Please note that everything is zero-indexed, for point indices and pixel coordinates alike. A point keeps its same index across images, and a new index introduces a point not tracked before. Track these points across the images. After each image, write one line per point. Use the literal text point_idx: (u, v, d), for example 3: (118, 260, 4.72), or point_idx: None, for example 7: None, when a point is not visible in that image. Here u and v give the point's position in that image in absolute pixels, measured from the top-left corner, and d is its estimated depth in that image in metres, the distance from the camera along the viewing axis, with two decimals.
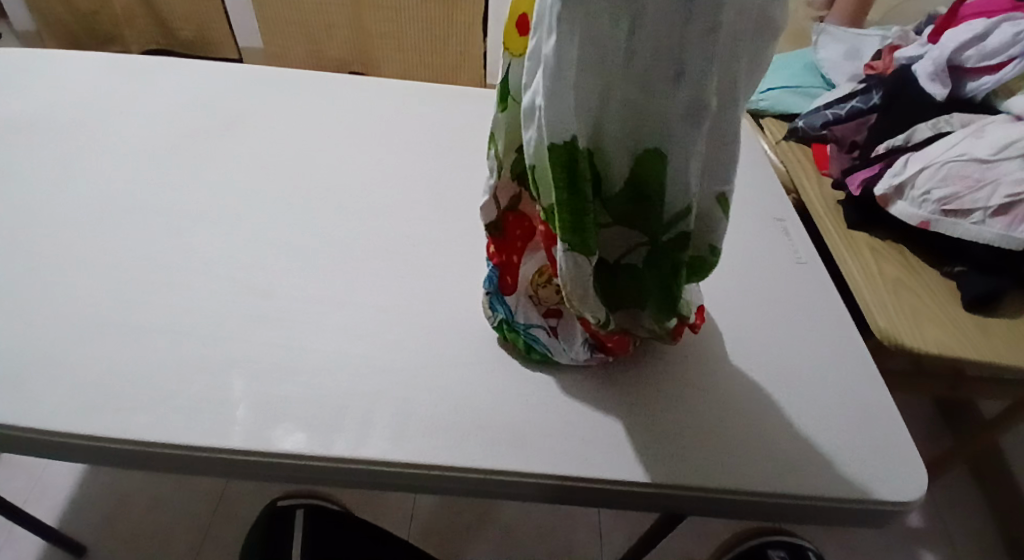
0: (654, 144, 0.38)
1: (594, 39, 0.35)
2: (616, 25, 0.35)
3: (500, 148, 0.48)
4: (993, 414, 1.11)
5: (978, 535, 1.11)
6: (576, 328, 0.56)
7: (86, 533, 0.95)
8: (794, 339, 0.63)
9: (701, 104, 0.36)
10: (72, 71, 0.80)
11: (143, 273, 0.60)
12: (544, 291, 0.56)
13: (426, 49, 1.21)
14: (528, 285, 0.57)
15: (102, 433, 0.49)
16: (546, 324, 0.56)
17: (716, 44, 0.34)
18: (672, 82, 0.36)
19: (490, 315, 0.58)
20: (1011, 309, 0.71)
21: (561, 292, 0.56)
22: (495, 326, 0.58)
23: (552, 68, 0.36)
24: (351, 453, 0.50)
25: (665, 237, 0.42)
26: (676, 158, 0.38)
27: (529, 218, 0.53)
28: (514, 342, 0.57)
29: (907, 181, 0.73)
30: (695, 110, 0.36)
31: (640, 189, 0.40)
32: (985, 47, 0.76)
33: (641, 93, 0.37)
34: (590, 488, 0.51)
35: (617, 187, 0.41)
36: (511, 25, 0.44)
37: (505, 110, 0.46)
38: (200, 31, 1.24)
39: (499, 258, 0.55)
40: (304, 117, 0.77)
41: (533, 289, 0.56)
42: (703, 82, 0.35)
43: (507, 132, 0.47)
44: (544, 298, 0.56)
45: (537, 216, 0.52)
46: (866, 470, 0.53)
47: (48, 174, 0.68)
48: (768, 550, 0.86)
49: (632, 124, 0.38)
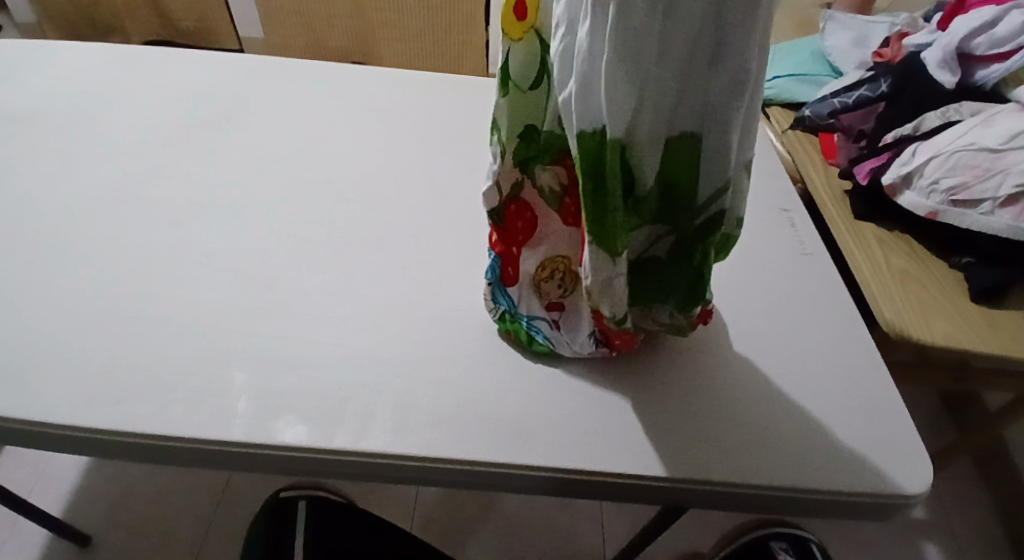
0: (688, 132, 0.37)
1: (627, 30, 0.34)
2: (652, 12, 0.33)
3: (504, 133, 0.47)
4: (997, 406, 1.11)
5: (981, 526, 1.11)
6: (579, 321, 0.56)
7: (91, 525, 0.95)
8: (798, 331, 0.62)
9: (739, 87, 0.35)
10: (71, 62, 0.79)
11: (143, 265, 0.59)
12: (546, 286, 0.56)
13: (427, 39, 1.20)
14: (530, 279, 0.56)
15: (102, 425, 0.49)
16: (548, 318, 0.56)
17: (755, 23, 0.33)
18: (708, 68, 0.34)
19: (490, 307, 0.57)
20: (1018, 301, 0.70)
21: (564, 285, 0.55)
22: (496, 321, 0.58)
23: (587, 57, 0.36)
24: (352, 445, 0.49)
25: (695, 224, 0.41)
26: (711, 144, 0.37)
27: (531, 209, 0.52)
28: (514, 334, 0.57)
29: (915, 171, 0.72)
30: (731, 93, 0.35)
31: (672, 182, 0.39)
32: (995, 35, 0.75)
33: (676, 82, 0.35)
34: (593, 481, 0.51)
35: (649, 183, 0.39)
36: (506, 7, 0.42)
37: (507, 95, 0.45)
38: (200, 21, 1.23)
39: (500, 249, 0.54)
40: (305, 107, 0.77)
41: (534, 283, 0.56)
42: (740, 62, 0.34)
43: (511, 116, 0.46)
44: (547, 291, 0.56)
45: (539, 207, 0.51)
46: (872, 463, 0.53)
47: (47, 165, 0.67)
48: (770, 542, 0.86)
49: (666, 116, 0.36)
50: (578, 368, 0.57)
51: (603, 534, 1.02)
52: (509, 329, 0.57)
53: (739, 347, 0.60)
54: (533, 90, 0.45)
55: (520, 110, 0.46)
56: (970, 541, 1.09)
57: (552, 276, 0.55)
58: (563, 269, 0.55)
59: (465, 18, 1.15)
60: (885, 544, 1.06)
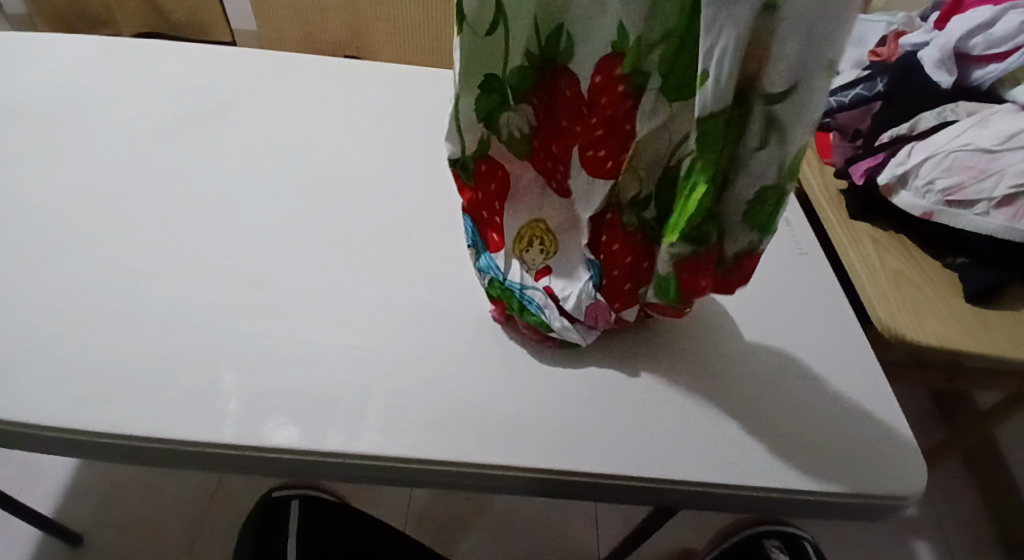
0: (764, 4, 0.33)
1: None
2: None
3: (461, 77, 0.45)
4: (988, 404, 1.12)
5: (971, 523, 1.12)
6: (574, 278, 0.54)
7: (82, 523, 0.95)
8: (793, 330, 0.62)
9: None
10: (58, 55, 0.78)
11: (130, 262, 0.58)
12: (529, 255, 0.55)
13: (422, 34, 1.19)
14: (511, 250, 0.55)
15: (90, 426, 0.48)
16: (541, 288, 0.54)
17: None
18: None
19: (480, 278, 0.56)
20: (1012, 301, 0.71)
21: (545, 251, 0.54)
22: (489, 288, 0.56)
23: None
24: (345, 447, 0.49)
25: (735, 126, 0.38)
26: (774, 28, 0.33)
27: (502, 166, 0.51)
28: (506, 301, 0.55)
29: (910, 171, 0.72)
30: None
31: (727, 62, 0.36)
32: (991, 35, 0.74)
33: None
34: (586, 482, 0.51)
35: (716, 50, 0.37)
36: None
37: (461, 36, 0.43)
38: (192, 14, 1.21)
39: (472, 209, 0.54)
40: (297, 102, 0.76)
41: (518, 254, 0.55)
42: None
43: (470, 59, 0.44)
44: (532, 261, 0.55)
45: (508, 160, 0.50)
46: (865, 462, 0.53)
47: (36, 160, 0.66)
48: (763, 540, 0.87)
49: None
50: (573, 367, 0.57)
51: (596, 533, 1.02)
52: (501, 294, 0.55)
53: (734, 346, 0.60)
54: (491, 34, 0.43)
55: (476, 55, 0.44)
56: (960, 537, 1.10)
57: (536, 245, 0.54)
58: (540, 235, 0.54)
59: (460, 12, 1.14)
60: (876, 541, 1.07)
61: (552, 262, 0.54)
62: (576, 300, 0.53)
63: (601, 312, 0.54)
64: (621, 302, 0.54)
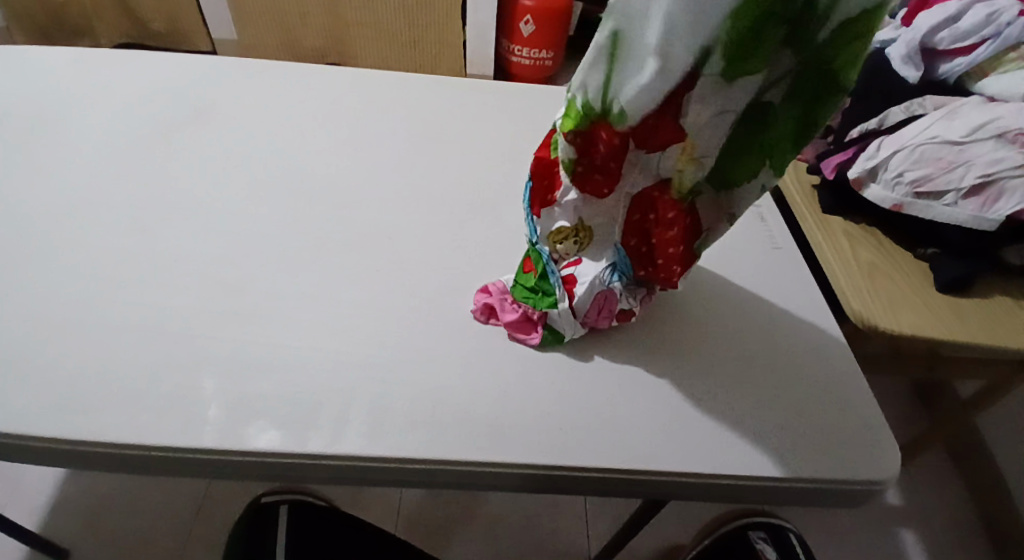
0: None
1: None
2: None
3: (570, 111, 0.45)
4: (969, 393, 1.14)
5: (955, 510, 1.14)
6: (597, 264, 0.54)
7: (68, 536, 0.94)
8: (769, 322, 0.63)
9: None
10: (34, 65, 0.77)
11: (108, 271, 0.58)
12: (561, 247, 0.54)
13: (402, 38, 1.19)
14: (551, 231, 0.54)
15: (70, 435, 0.48)
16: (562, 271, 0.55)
17: None
18: None
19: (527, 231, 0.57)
20: (981, 290, 0.72)
21: (581, 246, 0.54)
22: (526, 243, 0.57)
23: None
24: (328, 449, 0.50)
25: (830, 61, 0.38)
26: None
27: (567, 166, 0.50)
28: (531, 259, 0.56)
29: (880, 165, 0.73)
30: None
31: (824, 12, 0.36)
32: (958, 29, 0.75)
33: None
34: (568, 476, 0.52)
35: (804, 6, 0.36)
36: None
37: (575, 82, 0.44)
38: (171, 22, 1.21)
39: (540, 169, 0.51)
40: (276, 108, 0.76)
41: (551, 244, 0.54)
42: None
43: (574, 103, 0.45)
44: (564, 252, 0.54)
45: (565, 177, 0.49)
46: (838, 449, 0.55)
47: (12, 170, 0.66)
48: (748, 532, 0.88)
49: None
50: (554, 364, 0.58)
51: (586, 530, 1.03)
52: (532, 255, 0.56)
53: (712, 340, 0.61)
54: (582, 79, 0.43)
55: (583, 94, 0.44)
56: (944, 524, 1.12)
57: (570, 240, 0.54)
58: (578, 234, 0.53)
59: (439, 17, 1.15)
60: (861, 531, 1.09)
61: (584, 255, 0.55)
62: (592, 283, 0.54)
63: (606, 306, 0.56)
64: (681, 264, 0.51)
